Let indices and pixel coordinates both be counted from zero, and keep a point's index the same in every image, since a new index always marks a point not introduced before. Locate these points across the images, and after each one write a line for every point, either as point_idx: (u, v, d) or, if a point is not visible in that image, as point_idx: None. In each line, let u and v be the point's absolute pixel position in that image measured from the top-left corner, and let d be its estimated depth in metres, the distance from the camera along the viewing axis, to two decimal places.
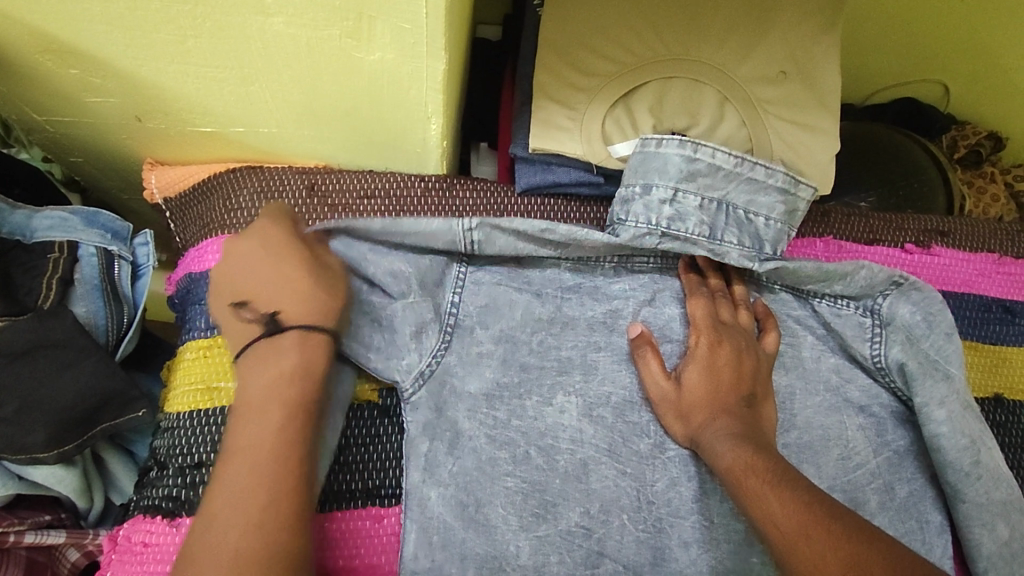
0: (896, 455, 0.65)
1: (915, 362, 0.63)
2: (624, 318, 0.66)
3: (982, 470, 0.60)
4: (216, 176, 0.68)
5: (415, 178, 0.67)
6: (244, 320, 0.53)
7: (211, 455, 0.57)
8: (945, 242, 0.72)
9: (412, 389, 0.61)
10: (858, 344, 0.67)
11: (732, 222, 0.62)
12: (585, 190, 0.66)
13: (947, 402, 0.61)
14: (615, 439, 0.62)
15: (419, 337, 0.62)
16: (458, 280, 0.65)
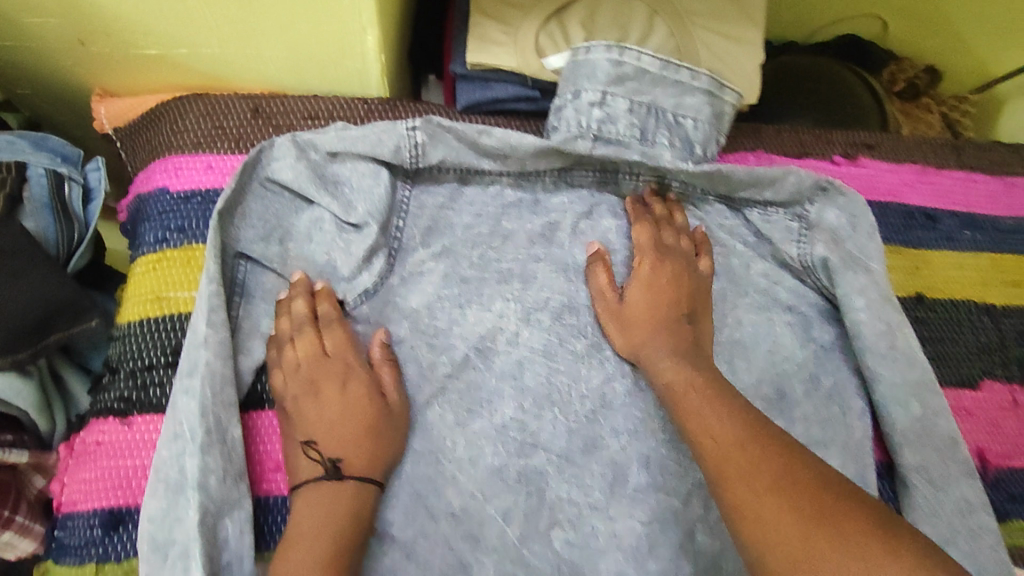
0: (822, 348, 0.70)
1: (838, 257, 0.67)
2: (562, 230, 0.69)
3: (897, 355, 0.64)
4: (163, 104, 0.69)
5: (359, 101, 0.69)
6: (310, 458, 0.56)
7: (163, 359, 0.59)
8: (872, 154, 0.76)
9: (356, 303, 0.64)
10: (785, 245, 0.71)
11: (663, 126, 0.65)
12: (523, 105, 0.69)
13: (864, 292, 0.66)
14: (554, 342, 0.65)
15: (368, 261, 0.63)
16: (403, 202, 0.67)
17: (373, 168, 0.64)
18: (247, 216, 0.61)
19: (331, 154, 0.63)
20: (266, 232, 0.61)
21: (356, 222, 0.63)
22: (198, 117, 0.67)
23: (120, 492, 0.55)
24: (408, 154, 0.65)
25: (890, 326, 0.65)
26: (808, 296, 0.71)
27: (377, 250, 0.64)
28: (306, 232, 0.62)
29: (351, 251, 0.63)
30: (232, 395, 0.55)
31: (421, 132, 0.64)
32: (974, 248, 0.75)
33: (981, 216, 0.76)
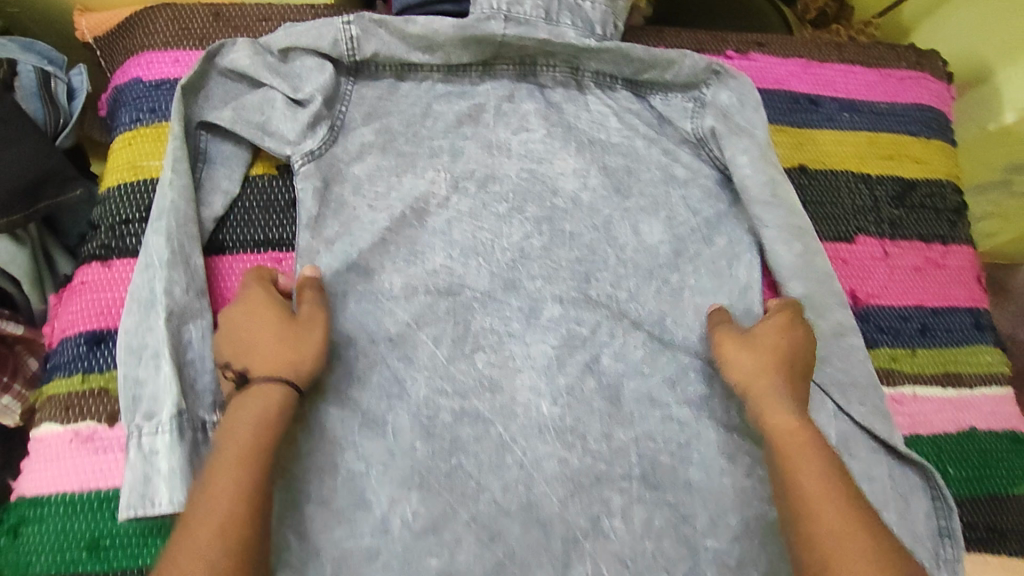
0: (716, 214, 0.79)
1: (724, 125, 0.77)
2: (488, 113, 0.78)
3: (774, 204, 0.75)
4: (135, 14, 0.78)
5: (307, 7, 0.80)
6: (226, 378, 0.59)
7: (139, 215, 0.69)
8: (762, 50, 0.87)
9: (302, 164, 0.72)
10: (681, 121, 0.81)
11: (565, 10, 0.78)
12: (449, 7, 0.79)
13: (747, 152, 0.76)
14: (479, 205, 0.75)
15: (313, 127, 0.72)
16: (347, 91, 0.76)
17: (318, 62, 0.73)
18: (212, 97, 0.71)
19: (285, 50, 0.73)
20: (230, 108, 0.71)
21: (302, 100, 0.72)
22: (165, 21, 0.77)
23: (103, 317, 0.65)
24: (345, 46, 0.74)
25: (768, 180, 0.75)
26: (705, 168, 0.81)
27: (322, 120, 0.73)
28: (259, 107, 0.72)
29: (298, 120, 0.71)
30: (194, 231, 0.64)
31: (354, 26, 0.73)
32: (852, 126, 0.86)
33: (859, 100, 0.87)
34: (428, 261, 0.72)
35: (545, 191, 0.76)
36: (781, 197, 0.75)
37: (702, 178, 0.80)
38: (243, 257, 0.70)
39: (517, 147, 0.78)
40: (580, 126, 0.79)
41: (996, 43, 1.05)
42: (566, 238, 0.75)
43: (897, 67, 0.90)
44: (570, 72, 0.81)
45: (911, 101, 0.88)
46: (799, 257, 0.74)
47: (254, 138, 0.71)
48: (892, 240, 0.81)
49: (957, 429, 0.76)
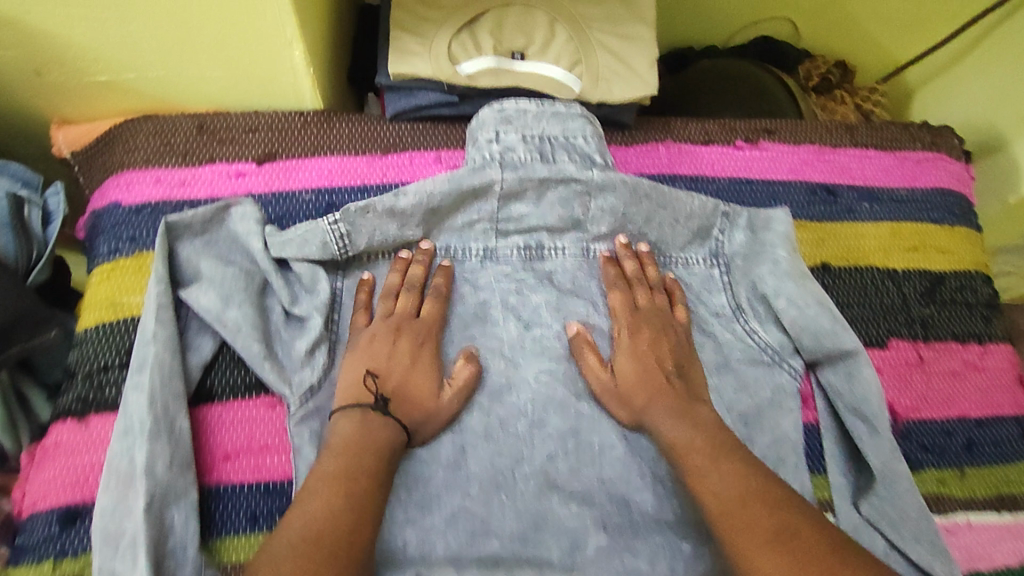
0: (745, 334, 0.74)
1: (747, 247, 0.76)
2: (494, 308, 0.72)
3: (801, 330, 0.71)
4: (117, 126, 0.75)
5: (294, 114, 0.75)
6: (368, 388, 0.63)
7: (116, 360, 0.64)
8: (773, 138, 0.83)
9: (300, 404, 0.64)
10: (713, 293, 0.76)
11: (559, 149, 0.72)
12: (445, 110, 0.74)
13: (784, 291, 0.72)
14: (499, 386, 0.70)
15: (310, 354, 0.65)
16: (339, 304, 0.69)
17: (312, 271, 0.67)
18: (210, 282, 0.64)
19: (278, 256, 0.67)
20: (218, 294, 0.63)
21: (300, 314, 0.67)
22: (147, 136, 0.73)
23: (77, 487, 0.59)
24: (335, 246, 0.67)
25: (816, 306, 0.70)
26: (754, 354, 0.73)
27: (318, 344, 0.66)
28: (240, 326, 0.63)
29: (291, 351, 0.65)
30: (180, 386, 0.59)
31: (342, 223, 0.67)
32: (873, 218, 0.81)
33: (877, 187, 0.82)
34: None
35: (568, 400, 0.70)
36: (827, 344, 0.69)
37: (742, 351, 0.73)
38: (235, 404, 0.64)
39: (529, 346, 0.72)
40: (596, 316, 0.74)
41: (1005, 113, 1.00)
42: (594, 454, 0.69)
43: (912, 148, 0.85)
44: (581, 251, 0.75)
45: (931, 185, 0.83)
46: (842, 377, 0.70)
47: (236, 339, 0.63)
48: (926, 343, 0.76)
49: (1017, 561, 0.68)
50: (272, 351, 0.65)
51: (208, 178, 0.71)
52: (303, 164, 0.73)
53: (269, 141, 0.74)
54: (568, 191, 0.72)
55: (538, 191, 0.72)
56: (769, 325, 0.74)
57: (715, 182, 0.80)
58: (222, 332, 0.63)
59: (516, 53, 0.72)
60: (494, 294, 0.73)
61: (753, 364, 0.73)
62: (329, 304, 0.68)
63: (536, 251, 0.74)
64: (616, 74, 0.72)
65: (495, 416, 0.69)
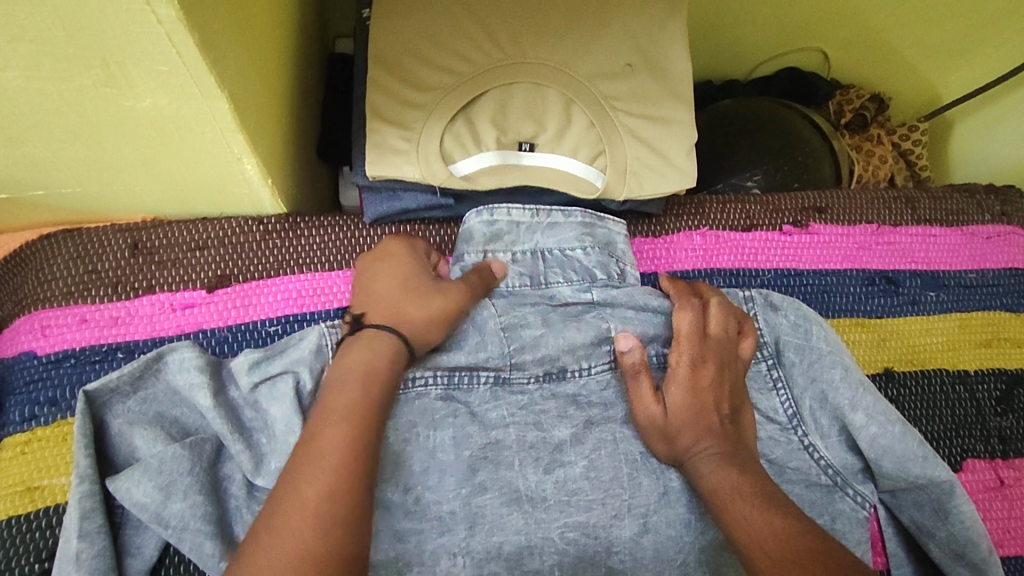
0: (813, 462, 0.60)
1: (796, 342, 0.62)
2: (509, 447, 0.58)
3: (901, 475, 0.58)
4: (27, 245, 0.59)
5: (253, 221, 0.61)
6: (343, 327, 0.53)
7: (37, 567, 0.50)
8: (824, 218, 0.71)
9: None
10: (761, 394, 0.62)
11: (553, 265, 0.64)
12: (438, 212, 0.62)
13: (862, 404, 0.59)
14: (518, 548, 0.55)
15: None
16: None
17: (281, 419, 0.52)
18: (144, 469, 0.48)
19: (252, 385, 0.53)
20: (156, 484, 0.48)
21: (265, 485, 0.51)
22: (67, 261, 0.58)
23: None
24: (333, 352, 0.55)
25: (902, 425, 0.58)
26: (811, 475, 0.60)
27: None
28: (182, 523, 0.48)
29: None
30: None
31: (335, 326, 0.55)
32: (940, 309, 0.70)
33: (943, 271, 0.71)
34: (435, 563, 0.54)
35: (600, 554, 0.56)
36: (914, 472, 0.57)
37: (796, 471, 0.60)
38: None
39: (555, 497, 0.57)
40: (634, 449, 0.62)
41: None
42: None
43: (981, 222, 0.74)
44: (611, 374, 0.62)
45: (1001, 266, 0.73)
46: (930, 517, 0.58)
47: (183, 541, 0.48)
48: (1006, 461, 0.66)
49: None
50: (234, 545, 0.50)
51: (146, 313, 0.58)
52: (265, 286, 0.60)
53: (222, 260, 0.60)
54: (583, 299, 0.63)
55: (539, 314, 0.62)
56: (834, 441, 0.61)
57: (760, 276, 0.68)
58: (165, 536, 0.48)
59: (524, 143, 0.60)
60: (510, 432, 0.58)
61: (807, 489, 0.59)
62: None
63: (557, 374, 0.61)
64: (646, 166, 0.60)
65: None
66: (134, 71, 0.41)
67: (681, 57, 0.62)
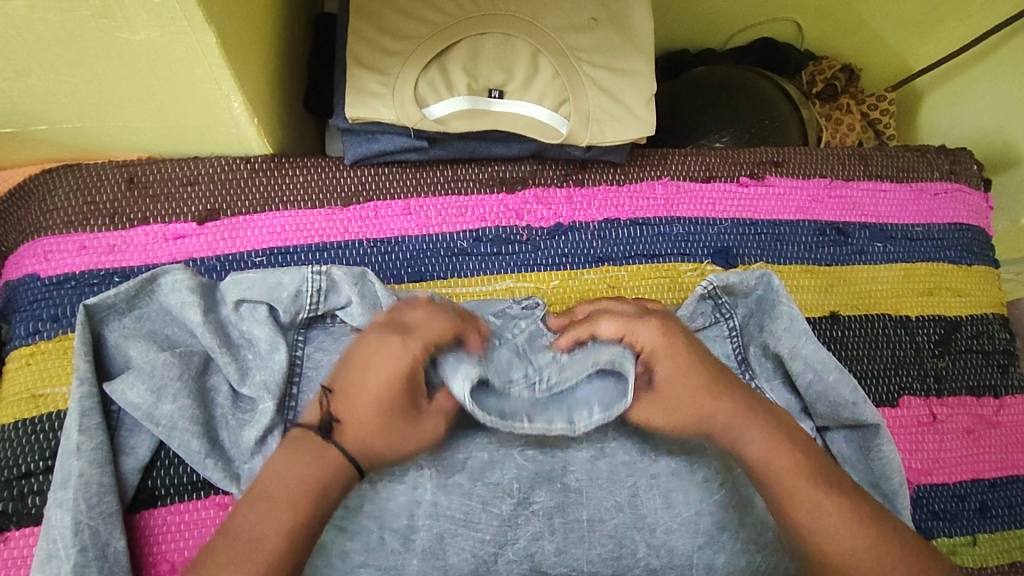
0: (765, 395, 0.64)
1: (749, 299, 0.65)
2: None
3: (840, 407, 0.62)
4: (31, 178, 0.64)
5: (240, 160, 0.65)
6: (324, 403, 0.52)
7: (41, 464, 0.56)
8: (780, 172, 0.75)
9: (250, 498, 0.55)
10: (713, 341, 0.65)
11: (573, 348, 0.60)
12: (413, 155, 0.67)
13: (801, 352, 0.62)
14: (482, 462, 0.57)
15: (262, 440, 0.56)
16: (296, 371, 0.58)
17: (265, 333, 0.57)
18: (140, 372, 0.54)
19: (239, 300, 0.57)
20: (149, 387, 0.53)
21: (250, 393, 0.56)
22: (67, 192, 0.63)
23: None
24: (309, 299, 0.58)
25: (838, 371, 0.61)
26: None
27: (270, 431, 0.56)
28: (172, 421, 0.54)
29: (240, 439, 0.56)
30: (111, 503, 0.51)
31: (324, 277, 0.58)
32: (886, 259, 0.75)
33: (891, 224, 0.76)
34: (403, 473, 0.55)
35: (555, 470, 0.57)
36: (844, 415, 0.61)
37: None
38: (179, 506, 0.57)
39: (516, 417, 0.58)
40: None
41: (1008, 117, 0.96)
42: (584, 530, 0.56)
43: (929, 179, 0.78)
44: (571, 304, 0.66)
45: (947, 220, 0.77)
46: (862, 445, 0.63)
47: (174, 438, 0.54)
48: (940, 399, 0.71)
49: None
50: (219, 446, 0.55)
51: (141, 242, 0.63)
52: (252, 220, 0.65)
53: (212, 195, 0.65)
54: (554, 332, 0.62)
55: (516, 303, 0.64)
56: (778, 383, 0.65)
57: (717, 224, 0.73)
58: (156, 432, 0.54)
59: (493, 90, 0.64)
60: None
61: None
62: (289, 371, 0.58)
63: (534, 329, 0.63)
64: (607, 114, 0.65)
65: (476, 499, 0.56)
66: (129, 4, 0.45)
67: (643, 15, 0.67)
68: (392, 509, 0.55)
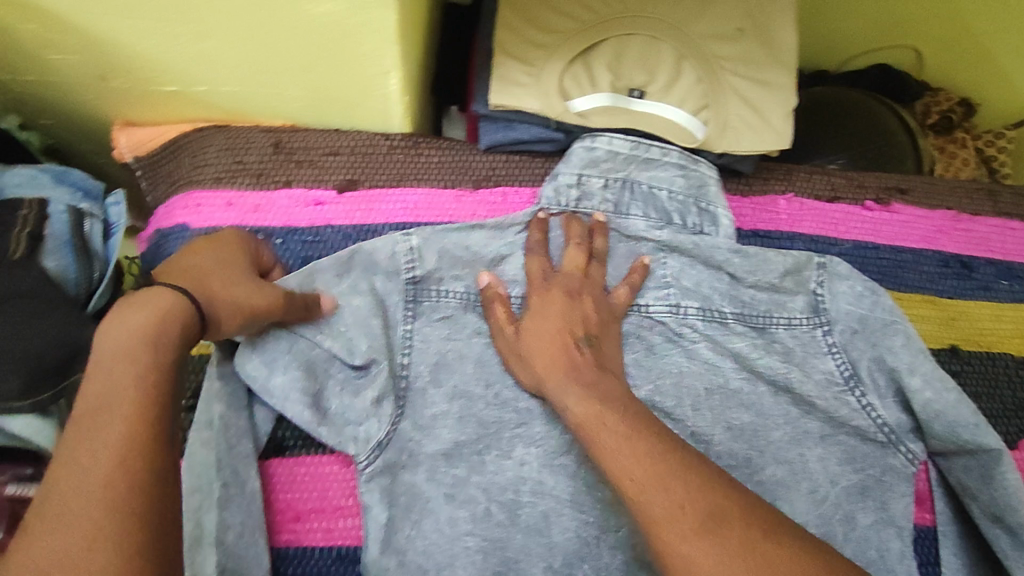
0: (876, 423, 0.64)
1: (860, 314, 0.64)
2: None
3: (958, 440, 0.60)
4: (184, 135, 0.69)
5: (381, 136, 0.68)
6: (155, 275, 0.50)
7: None
8: (905, 199, 0.74)
9: (367, 459, 0.58)
10: (817, 357, 0.65)
11: (638, 198, 0.67)
12: (547, 146, 0.68)
13: (920, 369, 0.61)
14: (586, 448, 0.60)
15: (379, 403, 0.58)
16: (406, 340, 0.61)
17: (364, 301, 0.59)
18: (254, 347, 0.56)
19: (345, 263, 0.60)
20: (262, 361, 0.56)
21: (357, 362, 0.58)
22: (219, 151, 0.67)
23: None
24: (403, 260, 0.61)
25: (959, 393, 0.60)
26: (866, 431, 0.64)
27: (385, 396, 0.58)
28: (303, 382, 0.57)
29: (358, 399, 0.58)
30: (247, 447, 0.56)
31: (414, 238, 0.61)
32: (1011, 299, 0.72)
33: (1019, 264, 0.73)
34: (511, 448, 0.60)
35: None
36: (963, 438, 0.59)
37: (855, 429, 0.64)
38: (305, 458, 0.59)
39: None
40: (692, 381, 0.65)
41: None
42: None
43: None
44: (671, 305, 0.67)
45: None
46: (979, 479, 0.60)
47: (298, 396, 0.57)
48: None
49: None
50: (328, 413, 0.57)
51: (283, 205, 0.66)
52: (387, 195, 0.67)
53: (352, 167, 0.67)
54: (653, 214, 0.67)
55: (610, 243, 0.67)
56: (890, 401, 0.64)
57: (838, 245, 0.71)
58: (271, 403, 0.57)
59: (634, 91, 0.65)
60: None
61: (861, 442, 0.64)
62: (392, 347, 0.60)
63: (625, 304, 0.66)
64: (746, 124, 0.65)
65: (581, 481, 0.59)
66: None
67: (789, 29, 0.67)
68: (500, 481, 0.59)
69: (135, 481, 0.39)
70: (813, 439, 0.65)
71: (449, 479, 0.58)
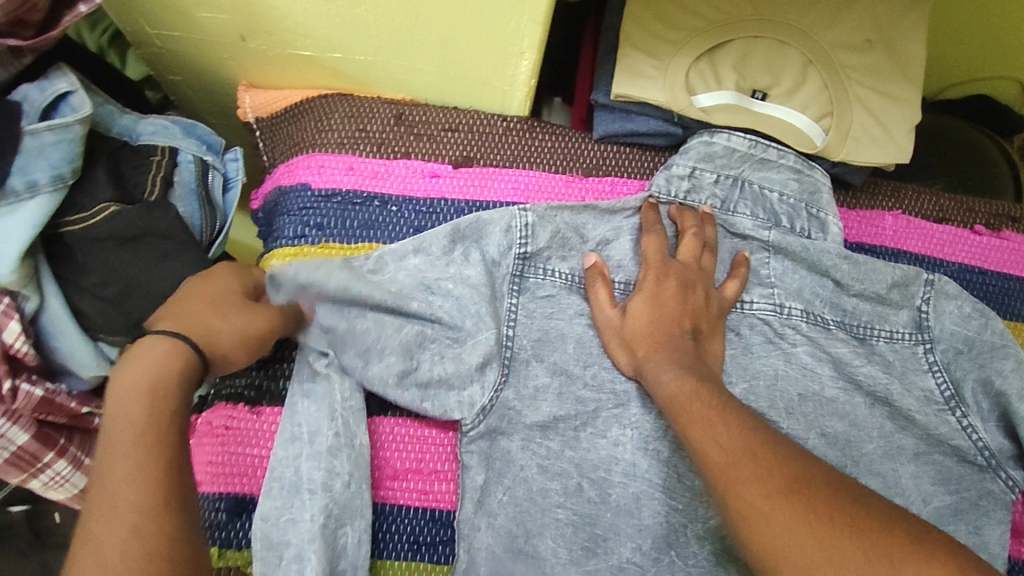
0: (975, 445, 0.63)
1: (968, 334, 0.63)
2: None
3: None
4: (308, 100, 0.71)
5: (499, 117, 0.69)
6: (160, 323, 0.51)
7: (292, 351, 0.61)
8: (1015, 227, 0.73)
9: (473, 423, 0.59)
10: (916, 374, 0.64)
11: (747, 198, 0.67)
12: (661, 140, 0.69)
13: None
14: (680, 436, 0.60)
15: (482, 370, 0.59)
16: (511, 315, 0.61)
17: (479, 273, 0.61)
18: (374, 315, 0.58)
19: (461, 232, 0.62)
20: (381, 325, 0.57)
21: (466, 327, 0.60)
22: (343, 117, 0.69)
23: (242, 479, 0.57)
24: (517, 236, 0.62)
25: None
26: (966, 454, 0.63)
27: (490, 363, 0.59)
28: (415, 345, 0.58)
29: (463, 366, 0.58)
30: (355, 400, 0.57)
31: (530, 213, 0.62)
32: None
33: None
34: (607, 428, 0.60)
35: None
36: None
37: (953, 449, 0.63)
38: (406, 420, 0.61)
39: None
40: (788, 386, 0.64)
41: None
42: None
43: None
44: (773, 306, 0.66)
45: None
46: None
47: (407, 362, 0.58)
48: None
49: None
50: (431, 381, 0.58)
51: (401, 174, 0.68)
52: (500, 174, 0.69)
53: (469, 144, 0.69)
54: (760, 215, 0.67)
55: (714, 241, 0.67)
56: (992, 426, 0.63)
57: (945, 266, 0.70)
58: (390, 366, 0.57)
59: (757, 92, 0.66)
60: None
61: (958, 462, 0.63)
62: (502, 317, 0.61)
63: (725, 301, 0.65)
64: (867, 135, 0.65)
65: (672, 468, 0.59)
66: None
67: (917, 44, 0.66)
68: (593, 459, 0.59)
69: (161, 521, 0.41)
70: (907, 455, 0.63)
71: (542, 450, 0.59)
